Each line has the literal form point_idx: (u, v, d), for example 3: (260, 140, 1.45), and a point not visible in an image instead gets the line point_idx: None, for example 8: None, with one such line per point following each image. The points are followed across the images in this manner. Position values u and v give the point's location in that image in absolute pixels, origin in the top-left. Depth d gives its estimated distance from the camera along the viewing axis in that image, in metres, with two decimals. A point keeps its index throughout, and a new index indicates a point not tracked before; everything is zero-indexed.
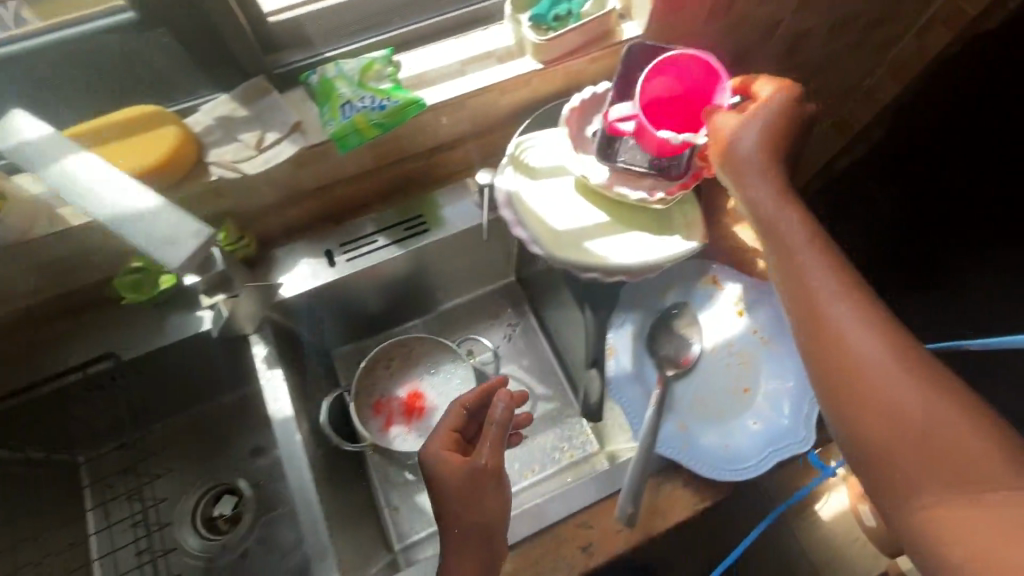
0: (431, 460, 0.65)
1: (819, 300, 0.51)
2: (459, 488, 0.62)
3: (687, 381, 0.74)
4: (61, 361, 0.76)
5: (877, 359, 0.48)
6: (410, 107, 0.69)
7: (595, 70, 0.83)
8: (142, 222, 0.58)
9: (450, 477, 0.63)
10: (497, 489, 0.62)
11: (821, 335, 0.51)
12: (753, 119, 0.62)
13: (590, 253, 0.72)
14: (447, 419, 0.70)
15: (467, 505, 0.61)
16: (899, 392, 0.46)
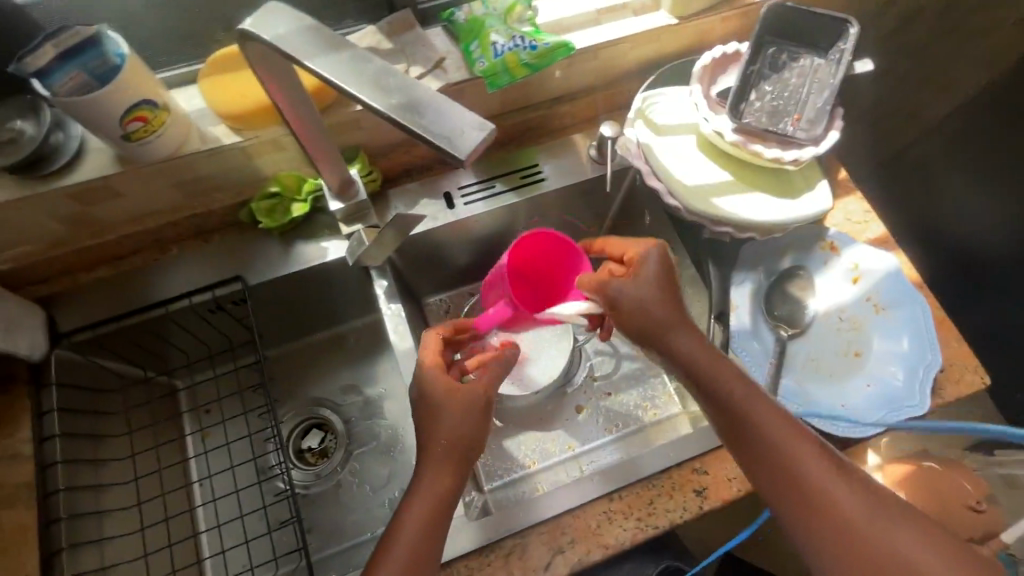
0: (421, 375, 0.62)
1: (749, 439, 0.58)
2: (445, 406, 0.60)
3: (801, 342, 0.76)
4: (186, 280, 0.77)
5: (783, 430, 0.57)
6: (558, 51, 0.70)
7: (722, 30, 0.84)
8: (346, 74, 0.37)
9: (434, 394, 0.61)
10: (444, 414, 0.60)
11: (743, 412, 0.59)
12: (619, 284, 0.64)
13: (720, 207, 0.73)
14: (433, 337, 0.67)
15: (458, 428, 0.60)
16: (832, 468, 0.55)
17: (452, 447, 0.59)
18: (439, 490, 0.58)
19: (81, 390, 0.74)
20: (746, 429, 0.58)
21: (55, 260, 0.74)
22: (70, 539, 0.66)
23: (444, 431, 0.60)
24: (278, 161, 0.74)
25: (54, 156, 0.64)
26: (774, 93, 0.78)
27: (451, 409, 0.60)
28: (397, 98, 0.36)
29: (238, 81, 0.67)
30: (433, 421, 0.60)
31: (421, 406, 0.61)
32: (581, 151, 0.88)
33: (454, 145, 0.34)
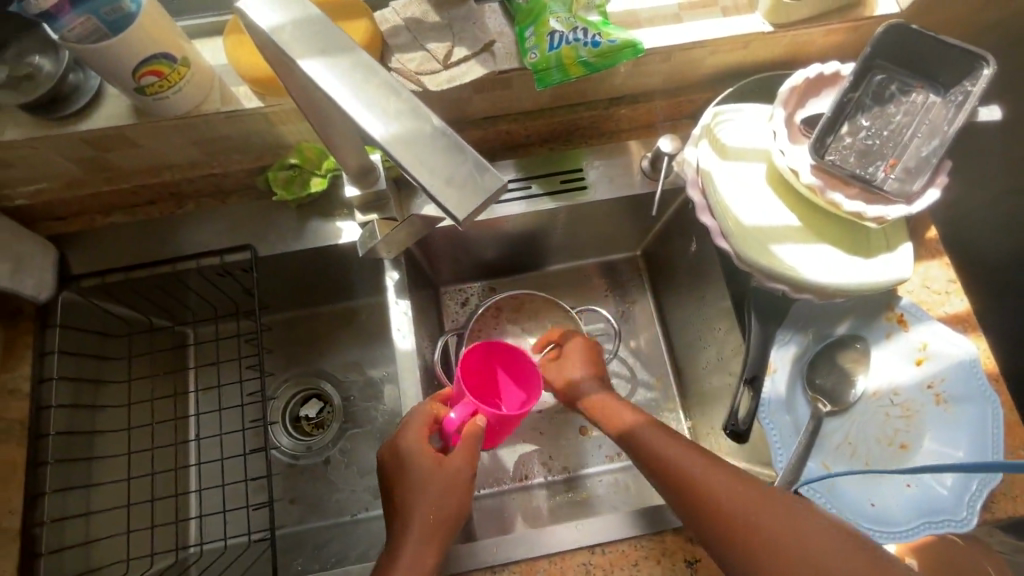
0: (406, 449, 0.61)
1: (700, 496, 0.55)
2: (429, 483, 0.59)
3: (840, 420, 0.67)
4: (197, 239, 0.75)
5: (719, 480, 0.56)
6: (625, 51, 0.60)
7: (823, 45, 0.71)
8: (365, 90, 0.31)
9: (421, 470, 0.60)
10: (427, 490, 0.59)
11: (673, 473, 0.58)
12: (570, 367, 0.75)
13: (778, 259, 0.64)
14: (416, 412, 0.64)
15: (444, 501, 0.59)
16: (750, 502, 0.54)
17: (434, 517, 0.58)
18: (425, 560, 0.56)
19: (86, 335, 0.74)
20: (693, 488, 0.56)
21: (73, 201, 0.72)
22: (56, 485, 0.67)
23: (428, 502, 0.59)
24: (302, 130, 0.69)
25: (72, 97, 0.61)
26: (870, 130, 0.66)
27: (435, 483, 0.59)
28: (398, 127, 0.30)
29: (244, 45, 0.62)
30: (414, 493, 0.59)
31: (400, 480, 0.60)
32: (633, 160, 0.79)
33: (455, 201, 0.29)
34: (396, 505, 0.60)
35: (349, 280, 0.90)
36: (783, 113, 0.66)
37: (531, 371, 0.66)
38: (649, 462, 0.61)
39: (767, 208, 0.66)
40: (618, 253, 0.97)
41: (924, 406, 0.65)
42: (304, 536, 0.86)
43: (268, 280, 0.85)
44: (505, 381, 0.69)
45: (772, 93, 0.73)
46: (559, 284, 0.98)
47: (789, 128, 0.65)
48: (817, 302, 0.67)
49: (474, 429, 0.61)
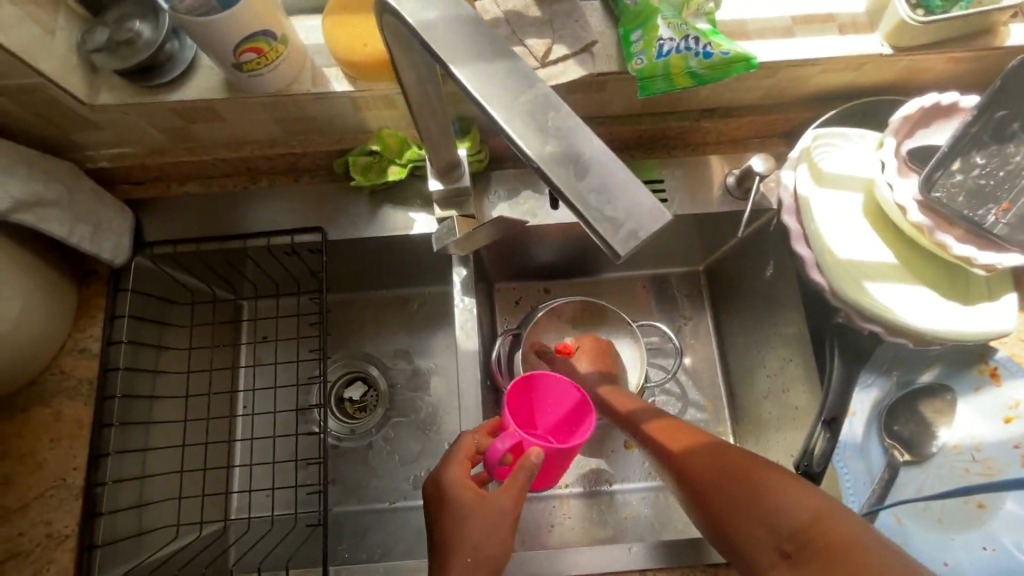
0: (448, 484, 0.58)
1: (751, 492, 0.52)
2: (473, 518, 0.55)
3: (917, 471, 0.64)
4: (267, 217, 0.74)
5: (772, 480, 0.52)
6: (738, 65, 0.56)
7: (942, 71, 0.67)
8: (543, 119, 0.29)
9: (466, 509, 0.56)
10: (472, 522, 0.55)
11: (722, 469, 0.56)
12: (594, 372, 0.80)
13: (873, 298, 0.61)
14: (460, 447, 0.62)
15: (489, 540, 0.54)
16: (785, 517, 0.49)
17: (478, 550, 0.54)
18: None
19: (153, 300, 0.74)
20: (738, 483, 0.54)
21: (153, 167, 0.73)
22: (117, 447, 0.67)
23: (472, 538, 0.54)
24: (386, 117, 0.69)
25: (168, 66, 0.61)
26: (984, 169, 0.62)
27: (479, 515, 0.55)
28: (556, 147, 0.28)
29: (351, 23, 0.60)
30: (459, 526, 0.55)
31: (446, 514, 0.57)
32: (716, 175, 0.75)
33: (618, 233, 0.27)
34: (441, 541, 0.55)
35: (406, 268, 0.90)
36: (894, 143, 0.62)
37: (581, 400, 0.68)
38: (688, 485, 0.58)
39: (864, 242, 0.63)
40: (681, 267, 0.94)
41: (1008, 466, 0.61)
42: (343, 519, 0.86)
43: (332, 262, 0.85)
44: (552, 414, 0.70)
45: (876, 119, 0.69)
46: (616, 292, 0.95)
47: (900, 159, 0.61)
48: (909, 346, 0.64)
49: (524, 461, 0.57)
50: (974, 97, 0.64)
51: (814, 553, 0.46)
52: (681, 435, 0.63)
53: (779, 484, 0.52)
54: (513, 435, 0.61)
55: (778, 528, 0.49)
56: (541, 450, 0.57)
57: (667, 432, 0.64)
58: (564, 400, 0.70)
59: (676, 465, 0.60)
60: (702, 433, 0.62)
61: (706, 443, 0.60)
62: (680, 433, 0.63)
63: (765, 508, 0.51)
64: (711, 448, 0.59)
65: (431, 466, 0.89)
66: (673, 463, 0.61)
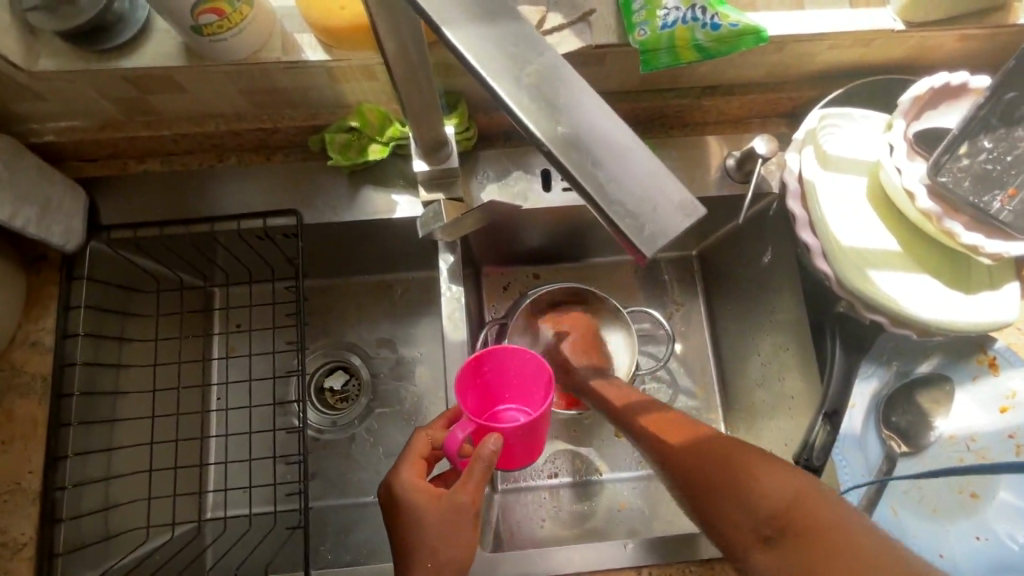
0: (400, 489, 0.55)
1: (733, 478, 0.52)
2: (427, 522, 0.52)
3: (913, 463, 0.64)
4: (237, 199, 0.69)
5: (753, 466, 0.52)
6: (748, 38, 0.52)
7: (951, 49, 0.64)
8: (552, 94, 0.25)
9: (420, 514, 0.53)
10: (427, 529, 0.52)
11: (705, 457, 0.55)
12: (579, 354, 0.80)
13: (879, 289, 0.58)
14: (413, 447, 0.58)
15: (448, 542, 0.51)
16: (764, 503, 0.49)
17: (438, 555, 0.51)
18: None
19: (111, 289, 0.68)
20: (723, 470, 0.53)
21: (106, 143, 0.66)
22: (77, 448, 0.62)
23: (429, 545, 0.51)
24: (365, 90, 0.63)
25: (116, 28, 0.54)
26: (992, 153, 0.59)
27: (432, 520, 0.52)
28: (568, 127, 0.24)
29: None
30: (414, 535, 0.52)
31: (401, 519, 0.54)
32: (715, 157, 0.72)
33: (641, 231, 0.23)
34: (401, 548, 0.53)
35: (388, 252, 0.85)
36: (903, 125, 0.60)
37: (542, 368, 0.61)
38: (677, 470, 0.57)
39: (869, 229, 0.60)
40: (674, 251, 0.91)
41: (1001, 457, 0.61)
42: (325, 514, 0.83)
43: (310, 246, 0.80)
44: (517, 388, 0.64)
45: (882, 99, 0.66)
46: (607, 277, 0.92)
47: (908, 142, 0.59)
48: (910, 336, 0.63)
49: (482, 449, 0.51)
50: (985, 77, 0.61)
51: (794, 537, 0.47)
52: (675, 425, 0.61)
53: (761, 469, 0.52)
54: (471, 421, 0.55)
55: (758, 512, 0.50)
56: (499, 436, 0.51)
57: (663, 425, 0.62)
58: (526, 371, 0.63)
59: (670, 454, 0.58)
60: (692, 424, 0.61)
61: (705, 433, 0.58)
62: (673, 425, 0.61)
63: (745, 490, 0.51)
64: (703, 438, 0.58)
65: None
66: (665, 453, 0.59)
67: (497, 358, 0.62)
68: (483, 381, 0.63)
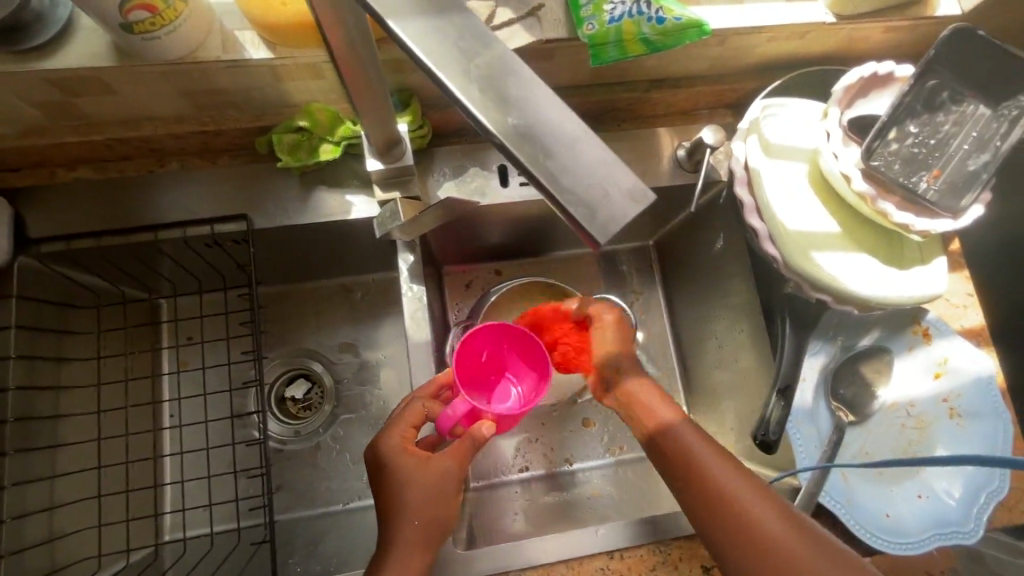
0: (386, 452, 0.54)
1: (767, 539, 0.47)
2: (415, 485, 0.52)
3: (858, 431, 0.68)
4: (180, 206, 0.66)
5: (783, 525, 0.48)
6: (691, 32, 0.54)
7: (876, 41, 0.68)
8: (502, 85, 0.25)
9: (407, 475, 0.53)
10: (409, 495, 0.52)
11: (728, 505, 0.50)
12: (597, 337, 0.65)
13: (823, 269, 0.61)
14: (407, 414, 0.57)
15: (432, 507, 0.52)
16: (805, 570, 0.46)
17: (420, 523, 0.51)
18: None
19: (44, 306, 0.64)
20: (755, 526, 0.48)
21: (30, 150, 0.62)
22: (15, 478, 0.59)
23: (411, 513, 0.52)
24: (314, 89, 0.62)
25: (36, 26, 0.51)
26: (917, 138, 0.63)
27: (411, 488, 0.52)
28: (519, 118, 0.24)
29: None
30: (395, 503, 0.52)
31: (385, 482, 0.53)
32: (667, 148, 0.74)
33: (593, 219, 0.23)
34: (385, 511, 0.52)
35: (345, 254, 0.83)
36: (838, 113, 0.63)
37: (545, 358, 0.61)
38: (695, 499, 0.52)
39: (811, 213, 0.64)
40: (633, 242, 0.92)
41: (936, 420, 0.66)
42: (293, 527, 0.81)
43: (263, 252, 0.77)
44: (514, 365, 0.64)
45: (818, 89, 0.70)
46: (568, 270, 0.93)
47: (843, 129, 0.62)
48: (852, 313, 0.67)
49: (477, 432, 0.54)
50: (909, 66, 0.65)
51: None
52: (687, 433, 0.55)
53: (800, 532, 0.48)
54: (465, 402, 0.56)
55: None
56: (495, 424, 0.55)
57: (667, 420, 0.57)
58: (525, 355, 0.63)
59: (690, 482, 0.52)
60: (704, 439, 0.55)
61: (698, 435, 0.55)
62: (690, 439, 0.55)
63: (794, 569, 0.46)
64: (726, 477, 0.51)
65: None
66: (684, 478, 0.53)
67: (507, 339, 0.63)
68: (478, 355, 0.62)
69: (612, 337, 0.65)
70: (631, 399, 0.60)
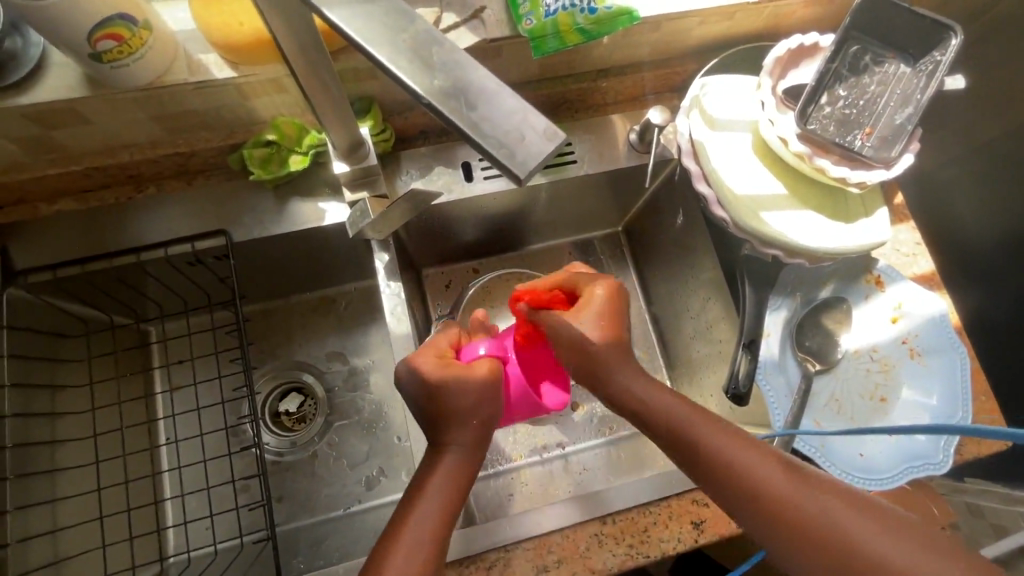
0: (429, 369, 0.58)
1: (712, 455, 0.51)
2: (459, 389, 0.57)
3: (827, 378, 0.71)
4: (160, 226, 0.68)
5: (713, 431, 0.52)
6: (622, 19, 0.59)
7: (799, 16, 0.73)
8: (428, 56, 0.28)
9: (457, 374, 0.57)
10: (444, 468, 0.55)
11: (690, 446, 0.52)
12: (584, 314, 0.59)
13: (770, 227, 0.66)
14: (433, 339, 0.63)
15: (479, 402, 0.57)
16: (738, 470, 0.50)
17: (451, 492, 0.53)
18: (424, 540, 0.50)
19: (36, 335, 0.66)
20: (712, 447, 0.51)
21: (12, 186, 0.65)
22: (18, 501, 0.60)
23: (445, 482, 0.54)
24: (278, 104, 0.65)
25: (11, 65, 0.54)
26: (847, 100, 0.68)
27: (444, 471, 0.54)
28: (444, 80, 0.28)
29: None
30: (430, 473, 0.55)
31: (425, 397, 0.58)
32: (620, 133, 0.78)
33: (513, 156, 0.27)
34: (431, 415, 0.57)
35: (325, 266, 0.86)
36: (770, 83, 0.68)
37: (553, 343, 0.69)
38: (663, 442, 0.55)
39: (756, 177, 0.68)
40: (601, 229, 0.96)
41: (899, 361, 0.70)
42: (296, 535, 0.82)
43: (244, 268, 0.80)
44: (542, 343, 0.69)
45: (752, 65, 0.75)
46: (543, 261, 0.96)
47: (776, 97, 0.67)
48: (808, 266, 0.71)
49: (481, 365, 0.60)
50: (831, 35, 0.70)
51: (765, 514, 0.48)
52: (685, 412, 0.54)
53: (808, 479, 0.48)
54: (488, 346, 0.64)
55: (724, 480, 0.50)
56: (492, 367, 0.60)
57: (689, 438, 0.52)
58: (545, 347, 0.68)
59: (684, 440, 0.53)
60: (716, 420, 0.53)
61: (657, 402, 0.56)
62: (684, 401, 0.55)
63: (802, 516, 0.46)
64: (755, 458, 0.50)
65: (383, 463, 0.86)
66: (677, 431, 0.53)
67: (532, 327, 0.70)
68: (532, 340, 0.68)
69: (577, 327, 0.58)
70: (587, 358, 0.58)
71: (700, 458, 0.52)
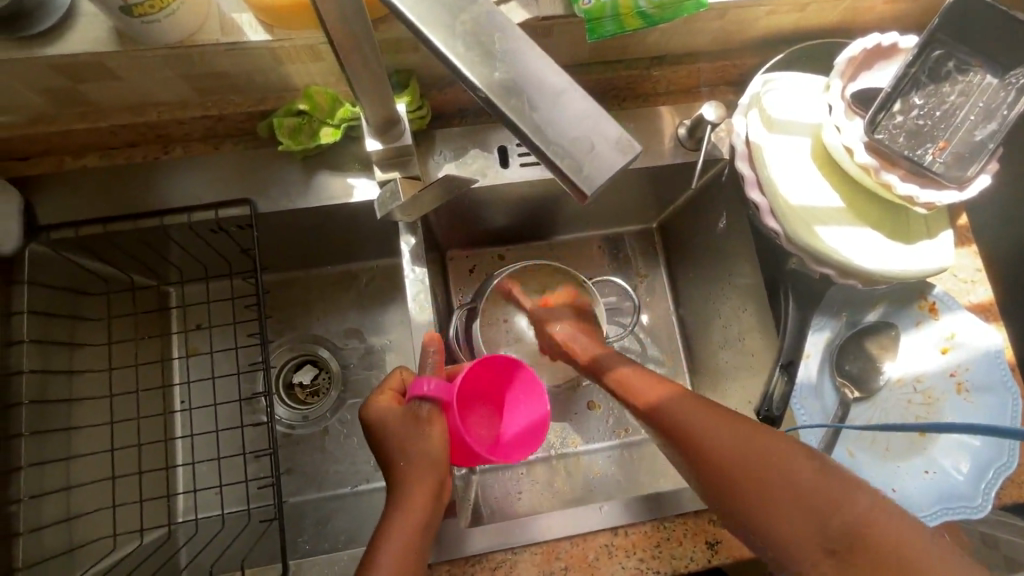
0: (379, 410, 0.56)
1: (720, 448, 0.53)
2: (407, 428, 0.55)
3: (866, 406, 0.68)
4: (185, 190, 0.66)
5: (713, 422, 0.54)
6: (688, 5, 0.55)
7: (878, 12, 0.67)
8: (489, 43, 0.25)
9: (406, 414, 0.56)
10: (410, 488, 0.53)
11: (701, 443, 0.54)
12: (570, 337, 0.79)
13: (823, 243, 0.61)
14: (388, 378, 0.60)
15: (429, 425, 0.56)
16: (746, 460, 0.52)
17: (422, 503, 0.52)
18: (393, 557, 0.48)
19: (58, 292, 0.65)
20: (718, 437, 0.53)
21: (38, 138, 0.63)
22: (33, 457, 0.60)
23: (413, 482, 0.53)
24: (312, 71, 0.62)
25: (38, 13, 0.51)
26: (923, 109, 0.62)
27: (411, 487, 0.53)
28: (504, 73, 0.25)
29: None
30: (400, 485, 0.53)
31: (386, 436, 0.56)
32: (668, 127, 0.73)
33: (580, 169, 0.24)
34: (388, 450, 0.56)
35: (347, 241, 0.84)
36: (840, 85, 0.62)
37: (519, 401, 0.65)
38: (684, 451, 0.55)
39: (814, 187, 0.63)
40: (636, 224, 0.92)
41: (945, 395, 0.66)
42: (303, 509, 0.82)
43: (266, 238, 0.78)
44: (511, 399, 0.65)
45: (820, 63, 0.69)
46: (571, 252, 0.92)
47: (845, 101, 0.61)
48: (859, 288, 0.67)
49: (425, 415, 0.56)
50: (913, 36, 0.64)
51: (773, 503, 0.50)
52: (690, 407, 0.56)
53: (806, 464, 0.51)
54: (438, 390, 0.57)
55: (735, 472, 0.52)
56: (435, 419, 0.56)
57: (698, 432, 0.54)
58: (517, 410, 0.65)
59: (700, 439, 0.54)
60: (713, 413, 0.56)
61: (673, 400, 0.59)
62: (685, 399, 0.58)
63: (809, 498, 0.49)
64: (754, 447, 0.52)
65: None
66: (689, 435, 0.55)
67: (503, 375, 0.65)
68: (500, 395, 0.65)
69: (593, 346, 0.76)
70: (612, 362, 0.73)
71: (710, 455, 0.53)
